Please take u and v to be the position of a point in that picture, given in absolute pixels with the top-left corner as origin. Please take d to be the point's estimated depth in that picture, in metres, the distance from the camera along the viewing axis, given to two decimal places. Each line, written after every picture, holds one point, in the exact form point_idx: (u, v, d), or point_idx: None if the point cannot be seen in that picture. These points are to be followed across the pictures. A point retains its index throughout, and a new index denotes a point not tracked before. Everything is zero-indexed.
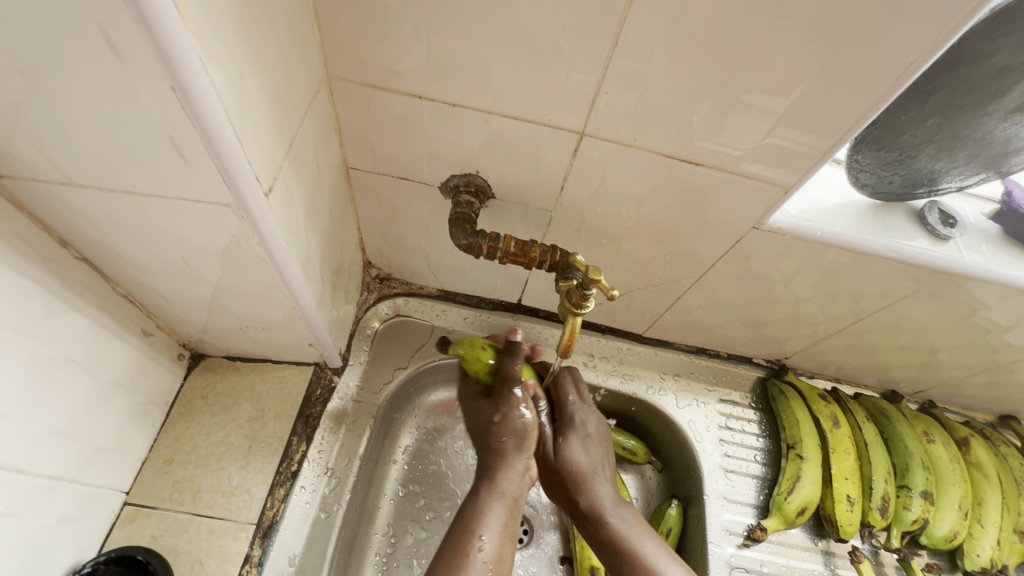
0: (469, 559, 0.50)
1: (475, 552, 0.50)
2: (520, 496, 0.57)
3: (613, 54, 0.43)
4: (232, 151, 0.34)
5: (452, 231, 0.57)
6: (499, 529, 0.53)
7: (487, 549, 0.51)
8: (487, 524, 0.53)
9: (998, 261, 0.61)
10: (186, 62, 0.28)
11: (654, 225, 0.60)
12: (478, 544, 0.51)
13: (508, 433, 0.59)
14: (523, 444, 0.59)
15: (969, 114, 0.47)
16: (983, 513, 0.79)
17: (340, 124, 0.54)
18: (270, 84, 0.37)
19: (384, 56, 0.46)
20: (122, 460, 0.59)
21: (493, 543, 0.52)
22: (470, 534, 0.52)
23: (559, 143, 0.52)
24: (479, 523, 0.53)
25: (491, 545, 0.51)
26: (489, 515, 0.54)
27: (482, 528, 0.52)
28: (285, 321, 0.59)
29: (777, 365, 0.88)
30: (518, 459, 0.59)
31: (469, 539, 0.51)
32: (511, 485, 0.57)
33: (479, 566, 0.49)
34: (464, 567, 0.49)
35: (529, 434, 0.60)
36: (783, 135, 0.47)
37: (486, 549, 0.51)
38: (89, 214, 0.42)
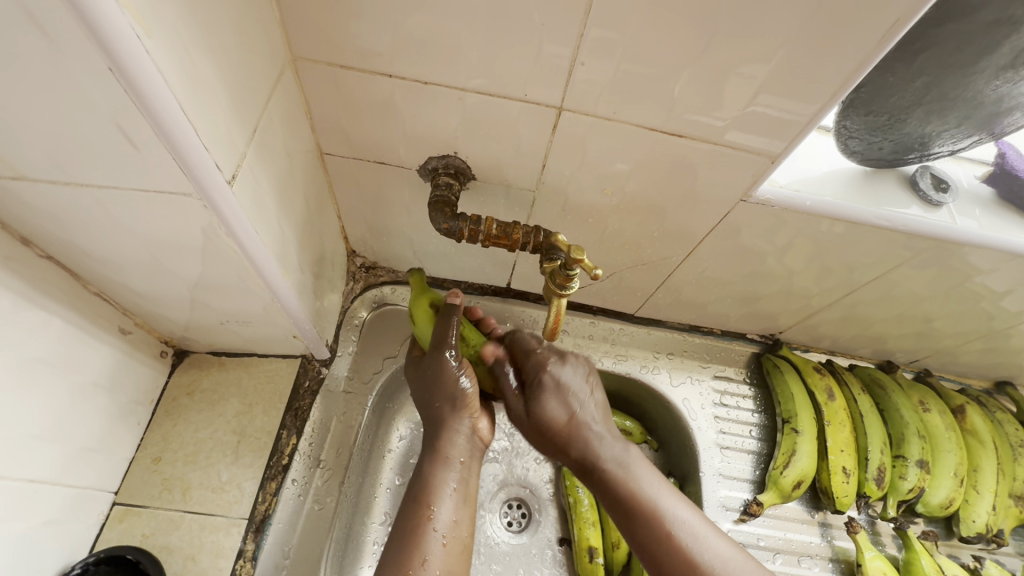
0: (423, 532, 0.52)
1: (429, 525, 0.53)
2: (470, 457, 0.59)
3: (587, 23, 0.41)
4: (186, 137, 0.32)
5: (431, 215, 0.56)
6: (452, 497, 0.55)
7: (445, 522, 0.53)
8: (438, 495, 0.55)
9: (991, 225, 0.59)
10: (123, 41, 0.27)
11: (640, 202, 0.59)
12: (433, 515, 0.53)
13: (444, 397, 0.58)
14: (464, 403, 0.59)
15: (960, 74, 0.46)
16: (979, 479, 0.78)
17: (309, 107, 0.52)
18: (224, 66, 0.35)
19: (348, 35, 0.44)
20: (108, 460, 0.58)
21: (446, 512, 0.54)
22: (425, 509, 0.54)
23: (537, 120, 0.50)
24: (432, 494, 0.55)
25: (445, 515, 0.54)
26: (438, 483, 0.56)
27: (437, 501, 0.54)
28: (265, 314, 0.57)
29: (772, 340, 0.87)
30: (459, 420, 0.59)
31: (421, 513, 0.53)
32: (457, 447, 0.58)
33: (437, 540, 0.52)
34: (418, 542, 0.51)
35: (471, 393, 0.59)
36: (767, 102, 0.45)
37: (442, 517, 0.54)
38: (46, 210, 0.40)
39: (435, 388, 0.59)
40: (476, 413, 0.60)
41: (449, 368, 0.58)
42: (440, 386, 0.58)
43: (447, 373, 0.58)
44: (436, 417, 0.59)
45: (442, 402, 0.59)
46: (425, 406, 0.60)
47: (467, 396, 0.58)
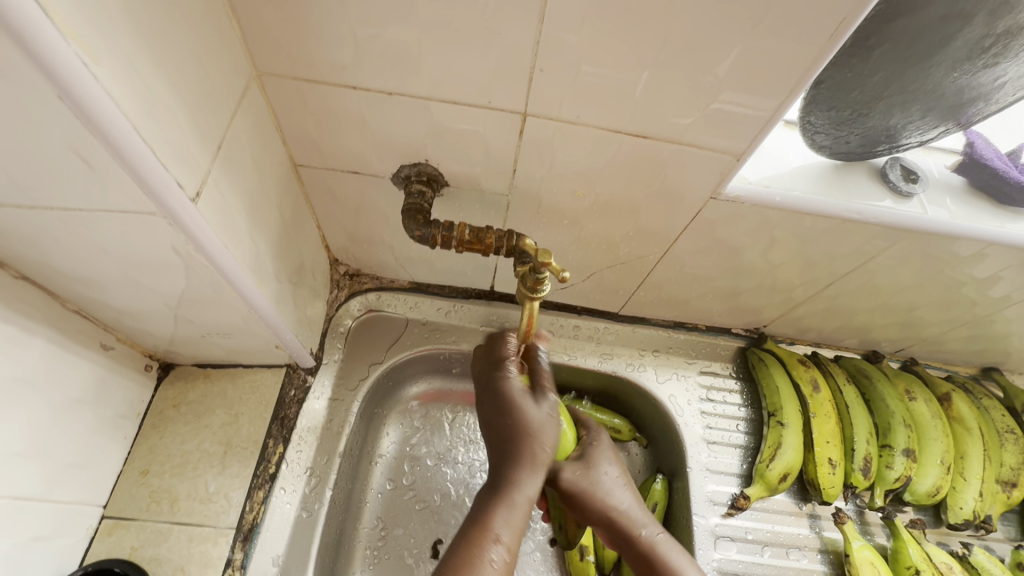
0: (480, 566, 0.44)
1: (488, 556, 0.45)
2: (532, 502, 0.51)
3: (542, 29, 0.42)
4: (143, 158, 0.33)
5: (405, 222, 0.56)
6: (516, 526, 0.48)
7: (504, 553, 0.46)
8: (502, 528, 0.47)
9: (962, 214, 0.60)
10: (70, 69, 0.27)
11: (612, 202, 0.60)
12: (493, 548, 0.46)
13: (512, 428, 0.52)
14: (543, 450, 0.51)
15: (916, 67, 0.46)
16: (965, 466, 0.79)
17: (279, 121, 0.52)
18: (182, 87, 0.36)
19: (312, 49, 0.45)
20: (95, 474, 0.59)
21: (509, 544, 0.47)
22: (486, 538, 0.46)
23: (504, 126, 0.51)
24: (492, 526, 0.47)
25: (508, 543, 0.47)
26: (503, 516, 0.48)
27: (501, 530, 0.47)
28: (245, 325, 0.58)
29: (756, 335, 0.87)
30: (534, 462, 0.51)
31: (483, 543, 0.46)
32: (533, 487, 0.50)
33: (495, 573, 0.44)
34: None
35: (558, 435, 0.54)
36: (726, 100, 0.46)
37: (504, 550, 0.46)
38: (17, 233, 0.41)
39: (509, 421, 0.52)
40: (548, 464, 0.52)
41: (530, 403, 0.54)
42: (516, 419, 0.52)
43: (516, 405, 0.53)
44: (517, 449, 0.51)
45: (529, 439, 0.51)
46: (495, 442, 0.53)
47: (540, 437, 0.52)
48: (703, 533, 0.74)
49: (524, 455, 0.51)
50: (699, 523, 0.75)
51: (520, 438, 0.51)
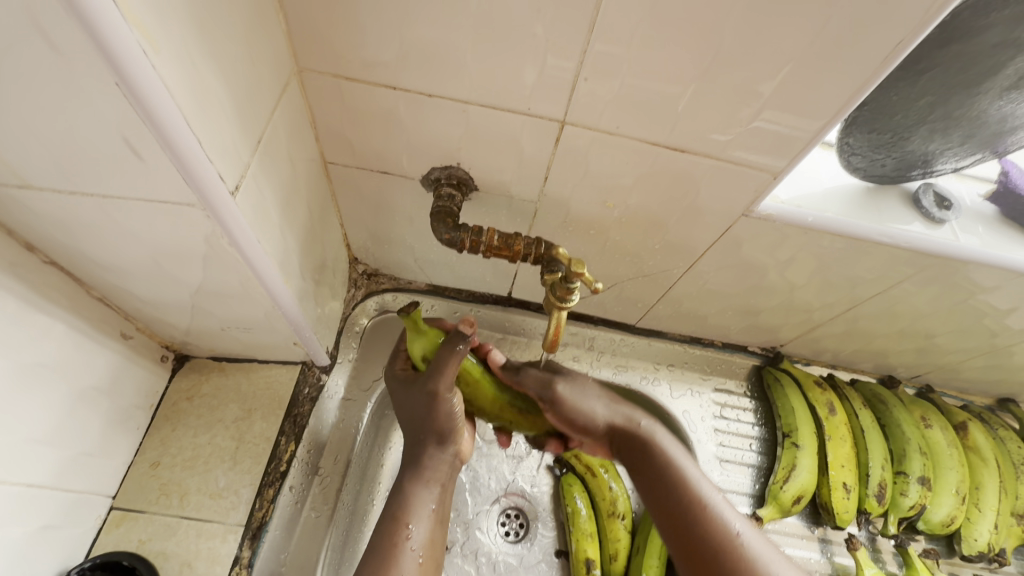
0: (399, 551, 0.52)
1: (406, 544, 0.52)
2: (447, 479, 0.59)
3: (591, 38, 0.41)
4: (191, 150, 0.33)
5: (434, 225, 0.56)
6: (428, 516, 0.56)
7: (419, 539, 0.54)
8: (419, 514, 0.55)
9: (993, 243, 0.59)
10: (130, 57, 0.27)
11: (641, 215, 0.59)
12: (408, 534, 0.53)
13: (434, 428, 0.57)
14: (448, 436, 0.58)
15: (963, 92, 0.46)
16: (981, 498, 0.78)
17: (314, 116, 0.52)
18: (229, 78, 0.35)
19: (355, 47, 0.44)
20: (107, 465, 0.58)
21: (422, 531, 0.54)
22: (401, 525, 0.54)
23: (540, 133, 0.51)
24: (410, 513, 0.55)
25: (421, 534, 0.54)
26: (417, 504, 0.55)
27: (414, 518, 0.54)
28: (266, 321, 0.57)
29: (773, 353, 0.86)
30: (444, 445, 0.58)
31: (400, 532, 0.53)
32: (440, 468, 0.59)
33: (410, 558, 0.52)
34: (394, 561, 0.51)
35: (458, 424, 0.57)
36: (770, 118, 0.45)
37: (416, 538, 0.53)
38: (51, 218, 0.41)
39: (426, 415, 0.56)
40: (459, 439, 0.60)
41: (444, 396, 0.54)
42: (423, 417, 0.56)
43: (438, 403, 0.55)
44: (418, 443, 0.58)
45: (429, 432, 0.57)
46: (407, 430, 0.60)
47: (454, 427, 0.57)
48: None
49: (430, 444, 0.58)
50: None
51: (430, 430, 0.57)
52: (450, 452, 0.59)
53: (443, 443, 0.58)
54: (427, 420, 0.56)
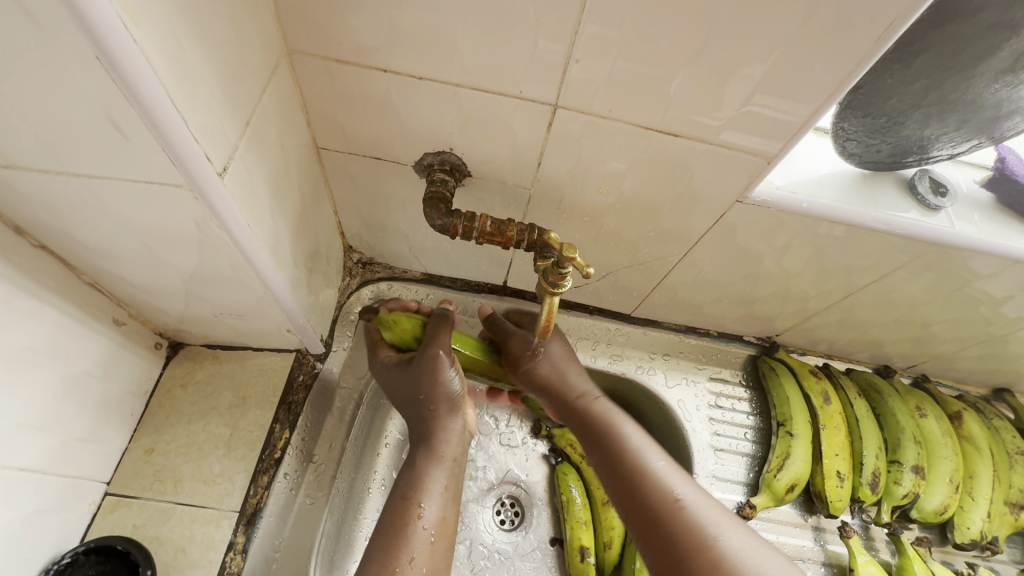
0: (410, 530, 0.50)
1: (417, 522, 0.50)
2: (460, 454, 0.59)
3: (582, 20, 0.41)
4: (176, 128, 0.32)
5: (426, 211, 0.56)
6: (440, 493, 0.54)
7: (430, 518, 0.51)
8: (429, 492, 0.53)
9: (989, 230, 0.59)
10: (110, 30, 0.27)
11: (635, 201, 0.59)
12: (420, 512, 0.51)
13: (439, 396, 0.60)
14: (454, 404, 0.60)
15: (958, 76, 0.45)
16: (974, 486, 0.78)
17: (305, 100, 0.51)
18: (215, 56, 0.35)
19: (344, 29, 0.44)
20: (100, 451, 0.58)
21: (434, 509, 0.52)
22: (411, 502, 0.52)
23: (533, 117, 0.50)
24: (421, 491, 0.53)
25: (433, 509, 0.52)
26: (429, 482, 0.54)
27: (425, 496, 0.53)
28: (259, 307, 0.57)
29: (768, 343, 0.86)
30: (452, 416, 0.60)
31: (410, 509, 0.51)
32: (450, 444, 0.58)
33: (421, 536, 0.50)
34: (405, 540, 0.49)
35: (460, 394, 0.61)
36: (763, 102, 0.45)
37: (428, 516, 0.51)
38: (39, 200, 0.41)
39: (430, 385, 0.60)
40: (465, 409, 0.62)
41: (443, 365, 0.60)
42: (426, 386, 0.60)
43: (437, 371, 0.60)
44: (427, 416, 0.60)
45: (437, 403, 0.60)
46: (410, 407, 0.62)
47: (454, 396, 0.60)
48: None
49: (437, 414, 0.59)
50: None
51: (434, 399, 0.60)
52: (457, 426, 0.60)
53: (450, 414, 0.60)
54: (428, 391, 0.60)
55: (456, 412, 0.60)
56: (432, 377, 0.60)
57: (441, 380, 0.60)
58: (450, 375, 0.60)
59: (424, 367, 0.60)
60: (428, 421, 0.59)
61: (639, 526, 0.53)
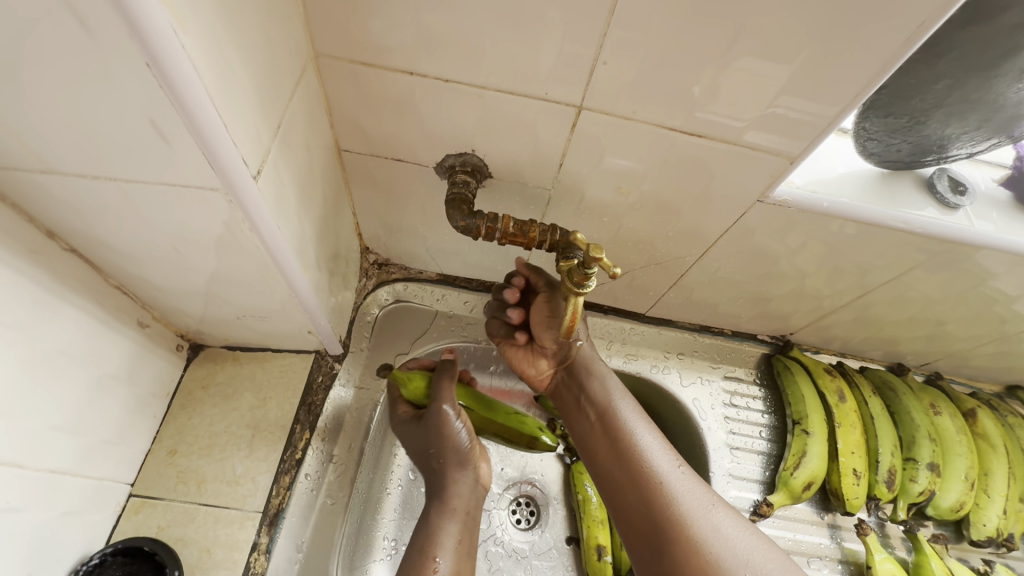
0: None
1: None
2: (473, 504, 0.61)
3: (610, 22, 0.41)
4: (217, 133, 0.33)
5: (448, 212, 0.56)
6: (453, 550, 0.56)
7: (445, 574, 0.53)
8: (442, 548, 0.55)
9: (1007, 229, 0.59)
10: (160, 36, 0.27)
11: (655, 202, 0.59)
12: (435, 569, 0.53)
13: (447, 452, 0.60)
14: (465, 459, 0.61)
15: (981, 76, 0.45)
16: (989, 483, 0.78)
17: (329, 103, 0.52)
18: (252, 60, 0.35)
19: (372, 32, 0.44)
20: (125, 452, 0.59)
21: (448, 563, 0.54)
22: (426, 560, 0.54)
23: (556, 119, 0.50)
24: (435, 546, 0.55)
25: (447, 565, 0.54)
26: (442, 538, 0.56)
27: (440, 553, 0.55)
28: (282, 310, 0.58)
29: (782, 342, 0.87)
30: (465, 469, 0.61)
31: (425, 567, 0.53)
32: (461, 496, 0.60)
33: None
34: None
35: (470, 447, 0.61)
36: (789, 103, 0.45)
37: (443, 572, 0.53)
38: (73, 204, 0.41)
39: (438, 442, 0.60)
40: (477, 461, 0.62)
41: (450, 421, 0.60)
42: (433, 443, 0.60)
43: (444, 426, 0.60)
44: (438, 471, 0.61)
45: (447, 457, 0.60)
46: (422, 462, 0.63)
47: (461, 450, 0.61)
48: None
49: (446, 469, 0.60)
50: None
51: (444, 454, 0.60)
52: (470, 475, 0.61)
53: (460, 466, 0.60)
54: (437, 446, 0.60)
55: (469, 465, 0.61)
56: (439, 435, 0.60)
57: (451, 437, 0.60)
58: (458, 431, 0.60)
59: (431, 427, 0.61)
60: (439, 475, 0.60)
61: (631, 513, 0.56)
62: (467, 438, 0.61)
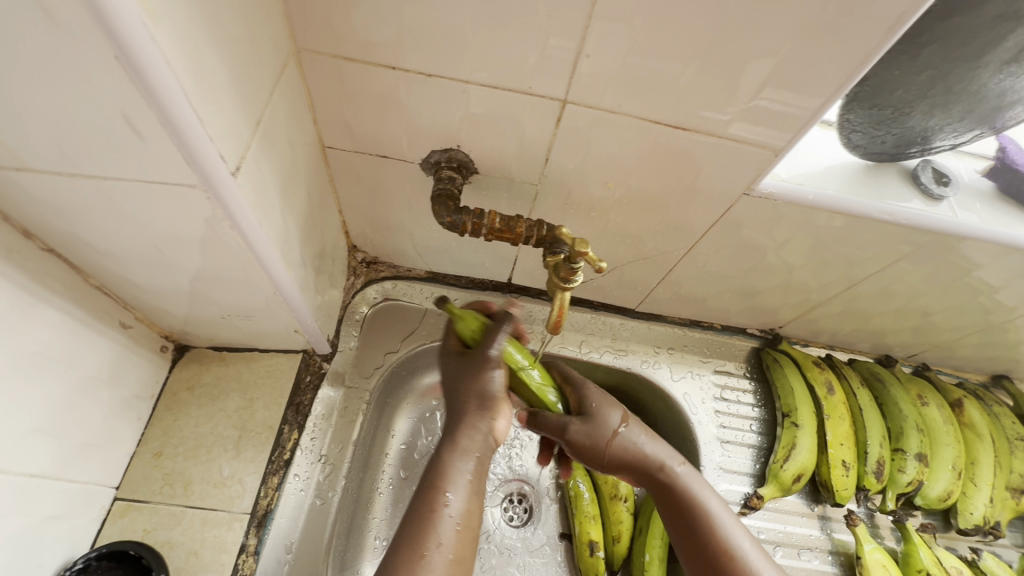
0: (437, 518, 0.46)
1: (442, 510, 0.47)
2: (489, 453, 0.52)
3: (593, 15, 0.41)
4: (193, 129, 0.32)
5: (434, 208, 0.56)
6: (468, 486, 0.49)
7: (455, 509, 0.47)
8: (456, 481, 0.49)
9: (990, 219, 0.60)
10: (130, 28, 0.26)
11: (642, 196, 0.59)
12: (445, 501, 0.47)
13: (476, 391, 0.53)
14: (488, 402, 0.53)
15: (964, 67, 0.46)
16: (975, 472, 0.79)
17: (311, 98, 0.51)
18: (228, 54, 0.35)
19: (353, 27, 0.44)
20: (109, 455, 0.58)
21: (461, 500, 0.48)
22: (434, 492, 0.48)
23: (541, 114, 0.50)
24: (447, 479, 0.48)
25: (460, 502, 0.48)
26: (455, 469, 0.49)
27: (450, 485, 0.48)
28: (267, 308, 0.57)
29: (772, 335, 0.87)
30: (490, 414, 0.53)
31: (435, 499, 0.47)
32: (481, 439, 0.52)
33: (448, 526, 0.46)
34: (431, 529, 0.45)
35: (499, 392, 0.54)
36: (772, 96, 0.45)
37: (456, 506, 0.47)
38: (48, 202, 0.40)
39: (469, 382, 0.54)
40: (500, 411, 0.54)
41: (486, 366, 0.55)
42: (467, 378, 0.55)
43: (479, 368, 0.54)
44: (460, 409, 0.53)
45: (471, 395, 0.53)
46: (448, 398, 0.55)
47: (492, 395, 0.54)
48: None
49: (469, 408, 0.53)
50: None
51: (468, 394, 0.54)
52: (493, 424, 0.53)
53: (483, 411, 0.53)
54: (466, 383, 0.54)
55: (497, 410, 0.53)
56: (475, 375, 0.55)
57: (483, 377, 0.54)
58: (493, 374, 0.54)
59: (470, 364, 0.56)
60: (459, 415, 0.53)
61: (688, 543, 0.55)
62: (497, 383, 0.54)
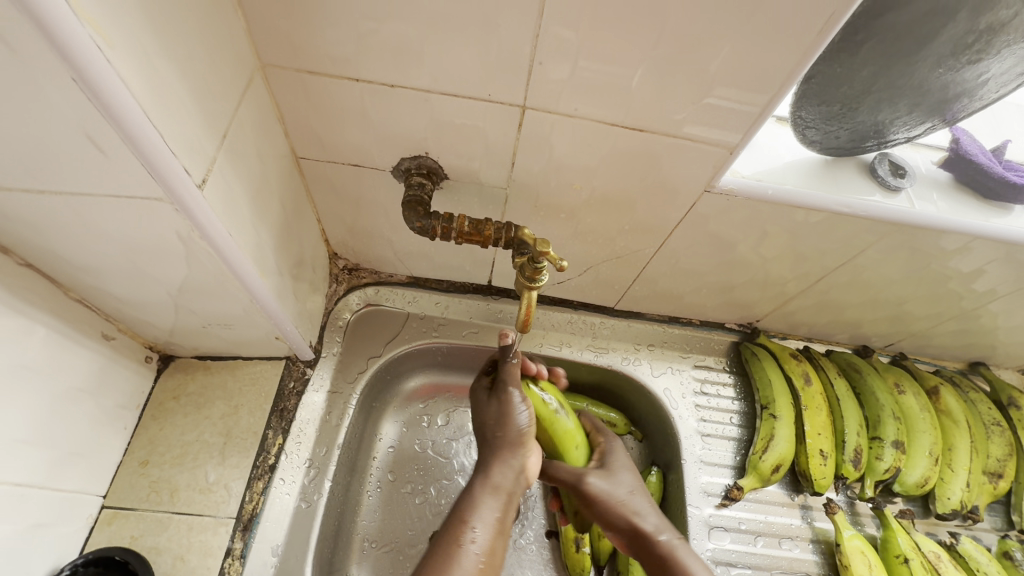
0: (459, 551, 0.48)
1: (466, 542, 0.49)
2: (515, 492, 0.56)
3: (541, 23, 0.43)
4: (154, 145, 0.34)
5: (405, 214, 0.57)
6: (492, 518, 0.52)
7: (477, 541, 0.49)
8: (481, 514, 0.52)
9: (948, 209, 0.61)
10: (84, 52, 0.28)
11: (608, 196, 0.61)
12: (469, 535, 0.50)
13: (501, 427, 0.58)
14: (516, 444, 0.57)
15: (904, 62, 0.47)
16: (952, 458, 0.80)
17: (280, 111, 0.53)
18: (187, 71, 0.36)
19: (314, 41, 0.45)
20: (95, 464, 0.59)
21: (485, 534, 0.50)
22: (461, 523, 0.51)
23: (503, 119, 0.52)
24: (471, 511, 0.52)
25: (485, 536, 0.50)
26: (482, 504, 0.53)
27: (473, 517, 0.52)
28: (246, 316, 0.58)
29: (750, 329, 0.89)
30: (512, 456, 0.57)
31: (459, 529, 0.50)
32: (507, 477, 0.56)
33: (471, 559, 0.48)
34: (455, 559, 0.47)
35: (525, 427, 0.58)
36: (720, 94, 0.47)
37: (479, 540, 0.50)
38: (22, 220, 0.42)
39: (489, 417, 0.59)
40: (529, 451, 0.59)
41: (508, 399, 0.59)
42: (490, 414, 0.59)
43: (506, 402, 0.58)
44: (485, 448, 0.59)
45: (499, 435, 0.58)
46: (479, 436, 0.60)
47: (522, 434, 0.58)
48: (696, 524, 0.75)
49: (496, 448, 0.57)
50: (693, 514, 0.76)
51: (494, 431, 0.58)
52: (516, 464, 0.57)
53: (509, 449, 0.57)
54: (490, 416, 0.59)
55: (519, 450, 0.58)
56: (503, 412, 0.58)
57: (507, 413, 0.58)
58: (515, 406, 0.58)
59: (493, 399, 0.60)
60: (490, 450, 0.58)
61: None
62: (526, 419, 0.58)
